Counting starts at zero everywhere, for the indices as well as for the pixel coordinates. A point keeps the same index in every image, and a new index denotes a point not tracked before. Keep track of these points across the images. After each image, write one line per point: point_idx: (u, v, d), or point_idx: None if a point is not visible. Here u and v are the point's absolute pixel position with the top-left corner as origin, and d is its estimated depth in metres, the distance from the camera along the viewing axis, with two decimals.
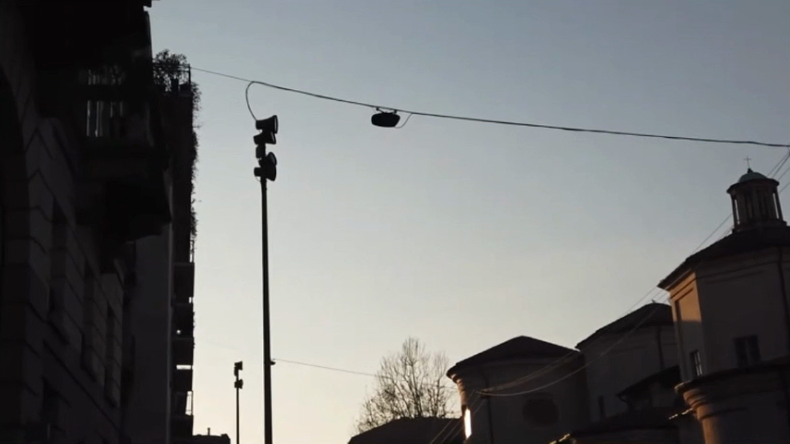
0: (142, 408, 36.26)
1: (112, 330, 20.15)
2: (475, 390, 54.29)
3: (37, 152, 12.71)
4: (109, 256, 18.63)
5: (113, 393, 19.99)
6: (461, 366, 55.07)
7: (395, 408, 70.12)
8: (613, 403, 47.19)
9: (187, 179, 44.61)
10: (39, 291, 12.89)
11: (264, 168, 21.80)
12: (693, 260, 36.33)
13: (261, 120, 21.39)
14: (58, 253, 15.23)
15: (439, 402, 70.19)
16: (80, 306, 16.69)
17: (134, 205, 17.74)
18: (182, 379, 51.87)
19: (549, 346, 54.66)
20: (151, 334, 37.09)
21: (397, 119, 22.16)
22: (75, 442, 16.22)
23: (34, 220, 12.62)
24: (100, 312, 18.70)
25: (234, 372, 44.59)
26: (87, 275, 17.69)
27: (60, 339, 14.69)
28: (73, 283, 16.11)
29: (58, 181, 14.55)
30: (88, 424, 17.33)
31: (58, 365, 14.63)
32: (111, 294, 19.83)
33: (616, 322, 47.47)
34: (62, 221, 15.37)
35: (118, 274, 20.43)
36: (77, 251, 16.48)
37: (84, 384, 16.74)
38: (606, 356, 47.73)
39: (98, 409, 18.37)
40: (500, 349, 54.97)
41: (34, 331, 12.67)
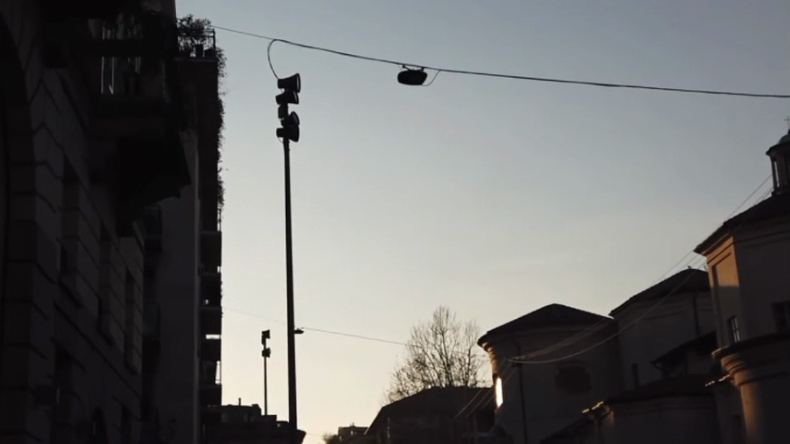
0: (169, 378, 35.86)
1: (132, 296, 19.63)
2: (506, 357, 53.72)
3: (42, 104, 12.09)
4: (126, 218, 18.05)
5: (133, 361, 19.47)
6: (492, 333, 54.48)
7: (425, 377, 68.33)
8: (647, 371, 46.47)
9: (213, 147, 44.04)
10: (48, 250, 12.30)
11: (287, 128, 21.06)
12: (730, 224, 35.32)
13: (282, 79, 20.65)
14: (69, 214, 14.64)
15: (470, 371, 68.05)
16: (95, 270, 16.16)
17: (152, 165, 17.08)
18: (211, 348, 51.68)
19: (582, 313, 53.71)
20: (178, 302, 36.55)
21: (424, 77, 21.35)
22: (92, 409, 15.73)
23: (40, 176, 11.99)
24: (118, 277, 18.13)
25: (262, 341, 44.27)
26: (103, 237, 17.14)
27: (71, 302, 14.14)
28: (87, 244, 15.55)
29: (69, 136, 13.96)
30: (106, 391, 16.85)
31: (71, 329, 14.12)
32: (130, 260, 19.27)
33: (651, 288, 46.61)
34: (74, 181, 14.77)
35: (137, 239, 19.85)
36: (92, 211, 15.90)
37: (100, 349, 16.22)
38: (641, 323, 47.03)
39: (116, 375, 17.86)
40: (532, 316, 54.29)
41: (43, 292, 12.12)
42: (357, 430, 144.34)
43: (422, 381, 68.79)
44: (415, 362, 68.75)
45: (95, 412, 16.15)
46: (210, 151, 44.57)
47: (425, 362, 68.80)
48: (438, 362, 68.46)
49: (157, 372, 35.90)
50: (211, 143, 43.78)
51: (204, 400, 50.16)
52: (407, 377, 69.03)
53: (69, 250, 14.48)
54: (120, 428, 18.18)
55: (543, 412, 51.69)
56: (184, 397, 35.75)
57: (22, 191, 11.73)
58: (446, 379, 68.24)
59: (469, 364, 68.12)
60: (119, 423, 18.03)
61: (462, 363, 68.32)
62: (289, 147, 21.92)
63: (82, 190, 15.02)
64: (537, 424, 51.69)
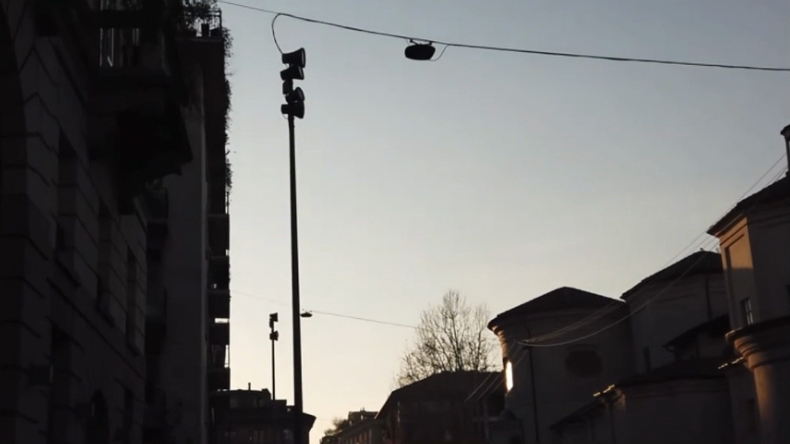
0: (176, 362, 35.47)
1: (134, 276, 19.26)
2: (516, 341, 53.37)
3: (34, 72, 11.68)
4: (126, 195, 17.67)
5: (135, 342, 19.10)
6: (502, 317, 54.15)
7: (435, 362, 67.41)
8: (659, 354, 46.00)
9: (220, 129, 43.60)
10: (42, 227, 11.88)
11: (292, 105, 20.64)
12: (745, 204, 34.74)
13: (287, 55, 20.21)
14: (66, 190, 14.23)
15: (481, 355, 67.24)
16: (93, 248, 15.75)
17: (153, 140, 16.66)
18: (219, 332, 51.40)
19: (593, 296, 53.25)
20: (186, 286, 36.13)
21: (432, 52, 20.88)
22: (91, 390, 15.33)
23: (32, 147, 11.57)
24: (118, 256, 17.73)
25: (269, 324, 43.99)
26: (102, 215, 16.75)
27: (69, 280, 13.73)
28: (85, 223, 15.14)
29: (64, 109, 13.51)
30: (108, 372, 16.48)
31: (68, 307, 13.73)
32: (131, 239, 18.87)
33: (663, 271, 46.09)
34: (71, 156, 14.35)
35: (139, 217, 19.46)
36: (91, 187, 15.47)
37: (99, 329, 15.81)
38: (652, 306, 46.58)
39: (119, 357, 17.48)
40: (543, 299, 53.93)
41: (37, 270, 11.71)
42: (367, 414, 144.56)
43: (432, 365, 67.99)
44: (425, 346, 67.92)
45: (95, 394, 15.75)
46: (217, 132, 44.15)
47: (435, 346, 68.11)
48: (449, 346, 67.57)
49: (164, 355, 35.53)
50: (217, 126, 43.43)
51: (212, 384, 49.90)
52: (416, 361, 68.10)
53: (67, 227, 14.10)
54: (122, 411, 17.81)
55: (553, 395, 51.25)
56: (192, 380, 35.31)
57: (13, 163, 11.32)
58: (456, 363, 67.40)
59: (478, 348, 67.29)
60: (121, 406, 17.67)
61: (472, 346, 67.58)
62: (294, 125, 21.49)
63: (80, 166, 14.61)
64: (548, 407, 51.29)
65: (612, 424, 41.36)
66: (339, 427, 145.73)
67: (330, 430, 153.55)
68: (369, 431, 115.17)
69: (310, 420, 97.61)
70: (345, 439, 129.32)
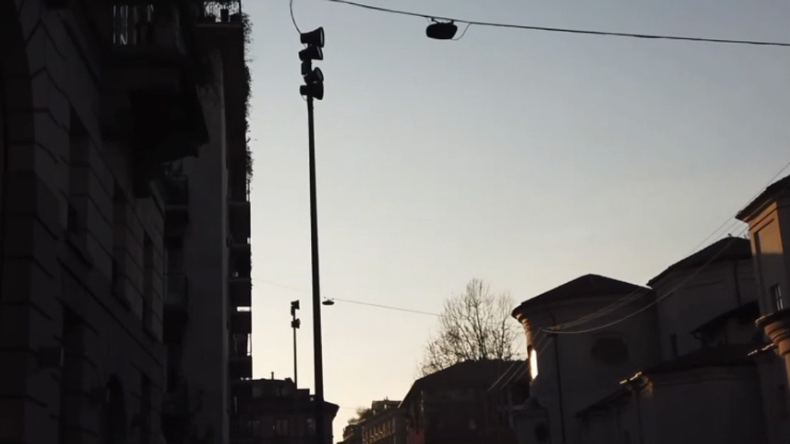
0: (197, 350, 35.12)
1: (151, 260, 18.92)
2: (540, 328, 52.87)
3: (41, 46, 11.30)
4: (142, 177, 17.32)
5: (154, 328, 18.77)
6: (526, 304, 53.69)
7: (458, 351, 66.55)
8: (687, 342, 45.37)
9: (240, 115, 43.29)
10: (52, 208, 11.51)
11: (311, 86, 20.21)
12: (774, 188, 34.07)
13: (306, 34, 19.76)
14: (77, 169, 13.86)
15: (505, 344, 66.49)
16: (108, 229, 15.39)
17: (168, 121, 16.30)
18: (241, 321, 51.19)
19: (619, 283, 52.65)
20: (207, 273, 35.80)
21: (454, 30, 20.35)
22: (106, 375, 14.98)
23: (40, 124, 11.19)
24: (135, 239, 17.38)
25: (291, 311, 43.68)
26: (118, 197, 16.40)
27: (81, 262, 13.37)
28: (99, 205, 14.78)
29: (74, 85, 13.14)
30: (124, 357, 16.16)
31: (80, 289, 13.38)
32: (148, 223, 18.52)
33: (689, 257, 45.48)
34: (83, 135, 13.96)
35: (156, 200, 19.10)
36: (104, 169, 15.12)
37: (114, 313, 15.45)
38: (679, 292, 45.97)
39: (135, 342, 17.15)
40: (568, 286, 53.41)
41: (48, 251, 11.33)
42: (391, 403, 144.61)
43: (455, 354, 66.99)
44: (448, 335, 67.23)
45: (111, 379, 15.41)
46: (238, 119, 43.91)
47: (459, 335, 67.28)
48: (473, 335, 66.87)
49: (185, 343, 35.22)
50: (238, 112, 43.20)
51: (234, 373, 49.69)
52: (439, 350, 67.31)
53: (79, 208, 13.74)
54: (140, 397, 17.48)
55: (578, 382, 50.72)
56: (214, 369, 34.99)
57: (19, 139, 10.94)
58: (479, 352, 66.48)
59: (502, 337, 66.54)
60: (138, 392, 17.34)
61: (496, 335, 66.88)
62: (313, 107, 21.10)
63: (92, 146, 14.25)
64: (573, 395, 50.75)
65: (638, 412, 40.82)
66: (364, 416, 145.74)
67: (354, 419, 153.74)
68: (393, 420, 115.18)
69: (333, 409, 97.62)
70: (369, 428, 129.44)
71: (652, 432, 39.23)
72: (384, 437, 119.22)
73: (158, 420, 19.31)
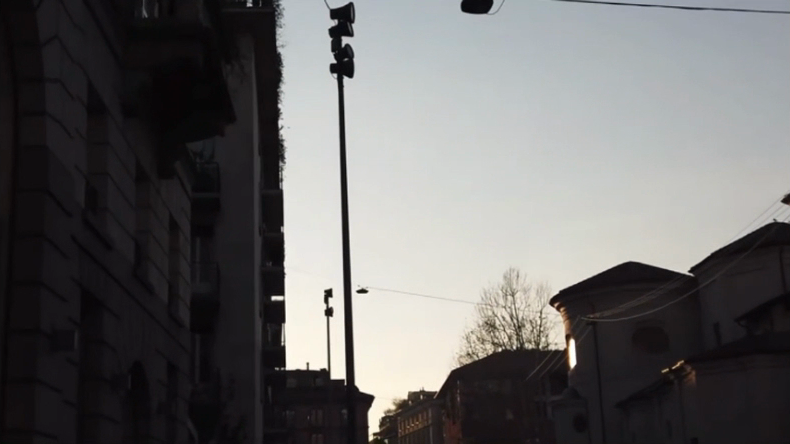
0: (228, 339, 34.59)
1: (177, 244, 18.36)
2: (579, 316, 52.02)
3: (53, 12, 10.58)
4: (165, 158, 16.68)
5: (179, 313, 18.24)
6: (564, 292, 52.83)
7: (496, 340, 65.30)
8: (731, 329, 44.32)
9: (273, 101, 42.74)
10: (68, 184, 10.83)
11: (342, 65, 19.54)
12: None
13: (336, 10, 19.07)
14: (96, 148, 13.23)
15: (542, 333, 65.41)
16: (130, 210, 14.77)
17: (192, 99, 15.64)
18: (275, 310, 50.77)
19: (659, 271, 51.66)
20: (239, 261, 35.18)
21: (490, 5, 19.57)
22: (130, 362, 14.40)
23: (53, 94, 10.46)
24: (160, 221, 16.78)
25: (324, 300, 43.13)
26: (140, 178, 15.76)
27: (100, 243, 12.74)
28: (120, 185, 14.16)
29: (92, 55, 12.44)
30: (148, 343, 15.58)
31: (100, 271, 12.77)
32: (173, 205, 17.93)
33: (731, 243, 44.43)
34: (102, 111, 13.30)
35: (181, 180, 18.49)
36: (126, 148, 14.48)
37: (137, 297, 14.86)
38: (722, 279, 44.92)
39: (160, 327, 16.58)
40: (607, 273, 52.48)
41: (63, 230, 10.67)
42: (427, 393, 144.18)
43: (492, 344, 65.64)
44: (485, 324, 66.13)
45: (135, 365, 14.87)
46: (271, 107, 43.33)
47: (496, 324, 66.11)
48: (509, 324, 65.78)
49: (218, 333, 34.76)
50: (271, 100, 42.68)
51: (268, 362, 49.26)
52: (476, 340, 66.03)
53: (99, 187, 13.12)
54: (165, 384, 16.98)
55: (618, 370, 49.92)
56: (246, 359, 34.43)
57: (31, 111, 10.20)
58: (516, 341, 65.21)
59: (540, 326, 65.44)
60: (163, 380, 16.80)
61: (533, 325, 65.79)
62: (344, 85, 20.41)
63: (113, 123, 13.61)
64: (614, 384, 49.88)
65: (680, 402, 39.87)
66: (399, 406, 145.19)
67: (389, 409, 153.37)
68: (429, 410, 114.57)
69: (368, 399, 97.16)
70: (404, 417, 128.93)
71: (695, 423, 38.29)
72: (420, 427, 118.64)
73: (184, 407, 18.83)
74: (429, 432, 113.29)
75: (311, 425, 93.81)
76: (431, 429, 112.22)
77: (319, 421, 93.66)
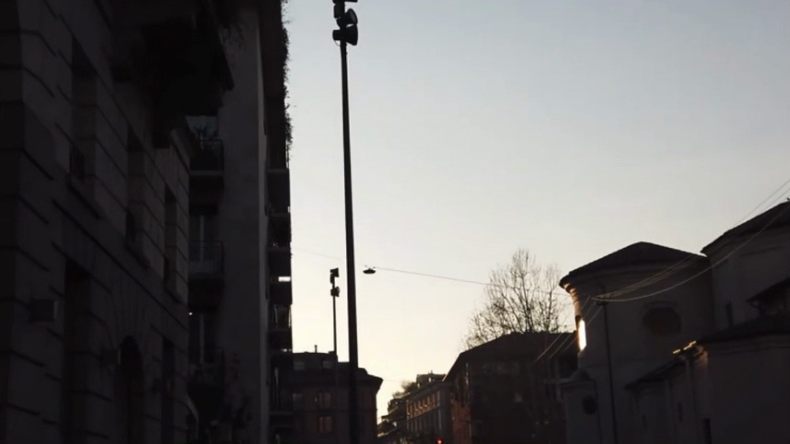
0: (233, 318, 33.99)
1: (173, 217, 17.74)
2: (590, 296, 51.35)
3: None
4: (161, 127, 16.03)
5: (176, 289, 17.64)
6: (573, 273, 52.21)
7: (505, 323, 64.56)
8: (743, 310, 43.62)
9: (278, 78, 42.10)
10: (48, 144, 10.20)
11: (344, 31, 18.85)
12: None
13: None
14: (84, 111, 12.61)
15: (551, 315, 64.76)
16: (121, 179, 14.15)
17: (186, 63, 14.98)
18: (281, 292, 50.18)
19: (670, 251, 50.89)
20: (243, 240, 34.57)
21: None
22: (122, 336, 13.82)
23: (30, 47, 9.84)
24: (155, 193, 16.15)
25: (330, 280, 42.53)
26: (134, 146, 15.12)
27: (86, 211, 12.12)
28: (111, 152, 13.53)
29: (76, 9, 11.77)
30: (142, 318, 14.97)
31: (87, 240, 12.18)
32: (170, 176, 17.30)
33: (744, 223, 43.64)
34: (90, 73, 12.65)
35: (178, 151, 17.84)
36: (118, 115, 13.84)
37: (130, 269, 14.26)
38: (735, 259, 44.17)
39: (155, 302, 16.02)
40: (619, 254, 51.78)
41: (42, 194, 10.06)
42: (434, 376, 143.78)
43: (501, 327, 64.87)
44: (493, 306, 65.42)
45: (127, 340, 14.29)
46: (277, 84, 42.71)
47: (505, 307, 65.43)
48: (519, 306, 65.04)
49: (223, 315, 34.11)
50: (277, 77, 42.07)
51: (274, 344, 48.71)
52: (484, 322, 65.18)
53: (87, 152, 12.49)
54: (161, 363, 16.41)
55: (629, 352, 49.33)
56: (253, 341, 33.78)
57: (6, 65, 9.59)
58: (525, 324, 64.46)
59: (549, 308, 64.74)
60: (159, 356, 16.28)
61: (542, 307, 65.11)
62: (346, 53, 19.74)
63: (102, 87, 12.97)
64: (627, 365, 49.31)
65: (692, 383, 39.14)
66: (408, 389, 144.90)
67: (397, 393, 152.96)
68: (437, 393, 114.01)
69: (376, 383, 96.67)
70: (413, 400, 128.47)
71: (707, 405, 37.58)
72: (429, 410, 118.16)
73: (183, 385, 18.31)
74: (438, 416, 112.79)
75: (319, 407, 93.36)
76: (439, 412, 111.70)
77: (326, 403, 93.17)
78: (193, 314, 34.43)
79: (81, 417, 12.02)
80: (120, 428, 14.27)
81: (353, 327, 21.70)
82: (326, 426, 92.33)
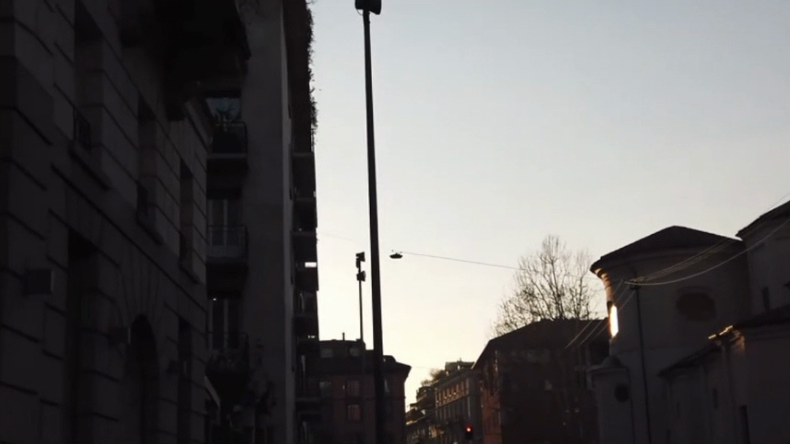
0: (258, 303, 33.28)
1: (190, 193, 17.04)
2: (622, 281, 50.54)
3: None
4: (175, 98, 15.31)
5: (193, 268, 16.95)
6: (604, 258, 51.36)
7: (535, 309, 63.52)
8: (780, 294, 42.49)
9: (302, 60, 41.39)
10: (45, 103, 9.50)
11: (366, 2, 18.07)
12: None
13: None
14: (91, 75, 11.88)
15: (582, 302, 63.61)
16: (132, 149, 13.45)
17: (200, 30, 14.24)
18: (307, 278, 49.74)
19: (704, 235, 49.80)
20: (267, 223, 33.90)
21: None
22: (132, 317, 13.12)
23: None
24: (170, 167, 15.45)
25: (356, 265, 41.90)
26: (145, 116, 14.41)
27: (93, 181, 11.41)
28: (122, 121, 12.82)
29: None
30: (154, 296, 14.28)
31: (94, 213, 11.47)
32: (186, 150, 16.58)
33: (780, 206, 42.50)
34: (97, 35, 11.91)
35: (194, 123, 17.11)
36: (127, 82, 13.11)
37: (141, 245, 13.55)
38: (771, 243, 43.05)
39: (170, 280, 15.35)
40: (651, 238, 50.81)
41: (39, 160, 9.36)
42: (463, 364, 142.80)
43: (531, 313, 63.91)
44: (522, 293, 64.39)
45: (138, 318, 13.61)
46: (300, 66, 41.99)
47: (534, 293, 64.32)
48: (549, 292, 63.95)
49: (247, 300, 33.40)
50: (300, 58, 41.33)
51: (301, 330, 48.18)
52: (513, 309, 64.30)
53: (93, 120, 11.76)
54: (177, 344, 15.73)
55: (662, 338, 48.40)
56: (277, 327, 33.10)
57: None
58: (556, 310, 63.36)
59: (580, 294, 63.55)
60: (175, 337, 15.63)
61: (573, 293, 63.95)
62: (369, 22, 18.96)
63: (109, 51, 12.26)
64: (659, 352, 48.38)
65: (728, 370, 38.13)
66: (436, 377, 143.98)
67: (425, 381, 152.12)
68: (466, 380, 113.12)
69: (404, 371, 96.02)
70: (441, 388, 127.55)
71: (744, 392, 36.54)
72: (457, 398, 117.31)
73: (201, 367, 17.69)
74: (468, 403, 111.87)
75: (347, 395, 93.10)
76: (468, 400, 110.84)
77: (354, 391, 92.90)
78: (216, 300, 33.83)
79: (87, 398, 11.32)
80: (132, 412, 13.62)
81: (379, 312, 20.96)
82: (355, 414, 91.96)
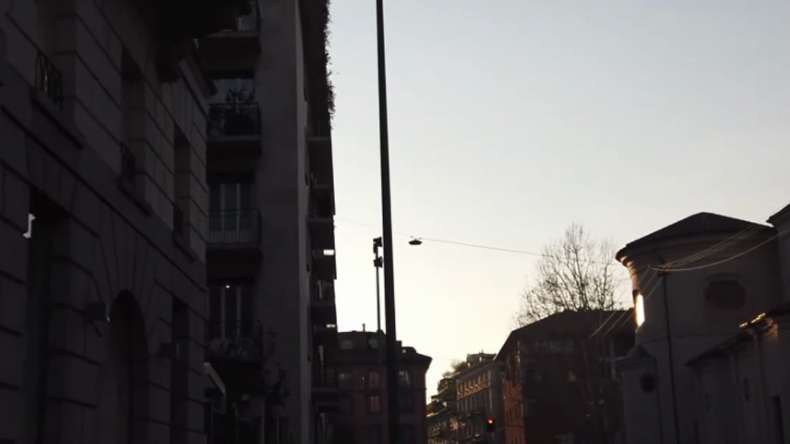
0: (270, 289, 32.07)
1: (186, 164, 15.85)
2: (650, 268, 49.07)
3: None
4: (166, 58, 14.09)
5: (190, 244, 15.80)
6: (632, 245, 49.94)
7: (558, 299, 61.97)
8: None
9: (318, 38, 39.92)
10: None
11: None
12: None
13: None
14: (63, 21, 10.69)
15: (606, 291, 62.06)
16: (115, 108, 12.25)
17: None
18: (324, 265, 48.50)
19: (733, 221, 48.22)
20: (282, 207, 32.66)
21: None
22: (115, 293, 11.95)
23: None
24: (161, 132, 14.27)
25: (374, 250, 40.69)
26: (131, 75, 13.21)
27: (66, 138, 10.23)
28: (101, 75, 11.62)
29: None
30: (142, 270, 13.10)
31: (67, 174, 10.31)
32: (180, 118, 15.40)
33: None
34: None
35: (189, 88, 15.91)
36: (109, 32, 11.93)
37: (125, 215, 12.37)
38: None
39: (162, 255, 14.19)
40: (680, 223, 49.38)
41: None
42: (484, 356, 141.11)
43: (554, 303, 62.40)
44: (546, 283, 62.89)
45: (123, 294, 12.43)
46: (316, 45, 40.54)
47: (558, 283, 62.83)
48: (572, 282, 62.43)
49: (262, 287, 32.13)
50: (316, 36, 39.87)
51: (318, 318, 46.95)
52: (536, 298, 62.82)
53: (65, 71, 10.58)
54: (170, 325, 14.55)
55: (690, 328, 46.99)
56: (290, 316, 31.95)
57: None
58: (579, 300, 61.77)
59: (604, 284, 61.98)
60: (169, 319, 14.50)
61: (597, 282, 62.43)
62: None
63: None
64: (688, 341, 46.98)
65: (759, 358, 36.64)
66: (458, 370, 142.34)
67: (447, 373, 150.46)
68: (489, 373, 111.53)
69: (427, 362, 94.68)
70: (463, 380, 125.80)
71: (777, 381, 35.10)
72: (480, 390, 115.68)
73: (201, 353, 16.51)
74: (489, 395, 110.37)
75: (367, 386, 92.00)
76: (491, 392, 109.30)
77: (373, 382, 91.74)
78: (229, 287, 32.36)
79: (58, 383, 10.10)
80: (115, 397, 12.44)
81: (391, 295, 19.74)
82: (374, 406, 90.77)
